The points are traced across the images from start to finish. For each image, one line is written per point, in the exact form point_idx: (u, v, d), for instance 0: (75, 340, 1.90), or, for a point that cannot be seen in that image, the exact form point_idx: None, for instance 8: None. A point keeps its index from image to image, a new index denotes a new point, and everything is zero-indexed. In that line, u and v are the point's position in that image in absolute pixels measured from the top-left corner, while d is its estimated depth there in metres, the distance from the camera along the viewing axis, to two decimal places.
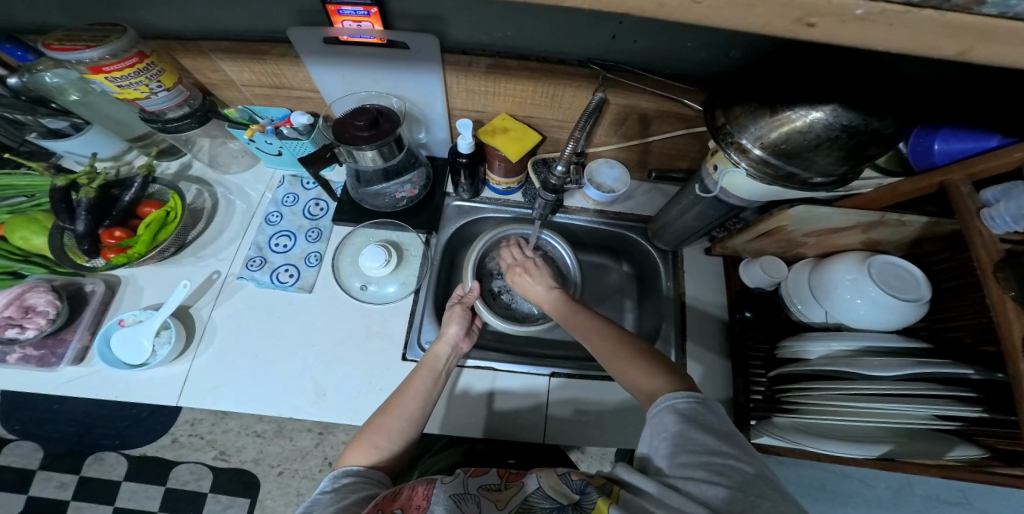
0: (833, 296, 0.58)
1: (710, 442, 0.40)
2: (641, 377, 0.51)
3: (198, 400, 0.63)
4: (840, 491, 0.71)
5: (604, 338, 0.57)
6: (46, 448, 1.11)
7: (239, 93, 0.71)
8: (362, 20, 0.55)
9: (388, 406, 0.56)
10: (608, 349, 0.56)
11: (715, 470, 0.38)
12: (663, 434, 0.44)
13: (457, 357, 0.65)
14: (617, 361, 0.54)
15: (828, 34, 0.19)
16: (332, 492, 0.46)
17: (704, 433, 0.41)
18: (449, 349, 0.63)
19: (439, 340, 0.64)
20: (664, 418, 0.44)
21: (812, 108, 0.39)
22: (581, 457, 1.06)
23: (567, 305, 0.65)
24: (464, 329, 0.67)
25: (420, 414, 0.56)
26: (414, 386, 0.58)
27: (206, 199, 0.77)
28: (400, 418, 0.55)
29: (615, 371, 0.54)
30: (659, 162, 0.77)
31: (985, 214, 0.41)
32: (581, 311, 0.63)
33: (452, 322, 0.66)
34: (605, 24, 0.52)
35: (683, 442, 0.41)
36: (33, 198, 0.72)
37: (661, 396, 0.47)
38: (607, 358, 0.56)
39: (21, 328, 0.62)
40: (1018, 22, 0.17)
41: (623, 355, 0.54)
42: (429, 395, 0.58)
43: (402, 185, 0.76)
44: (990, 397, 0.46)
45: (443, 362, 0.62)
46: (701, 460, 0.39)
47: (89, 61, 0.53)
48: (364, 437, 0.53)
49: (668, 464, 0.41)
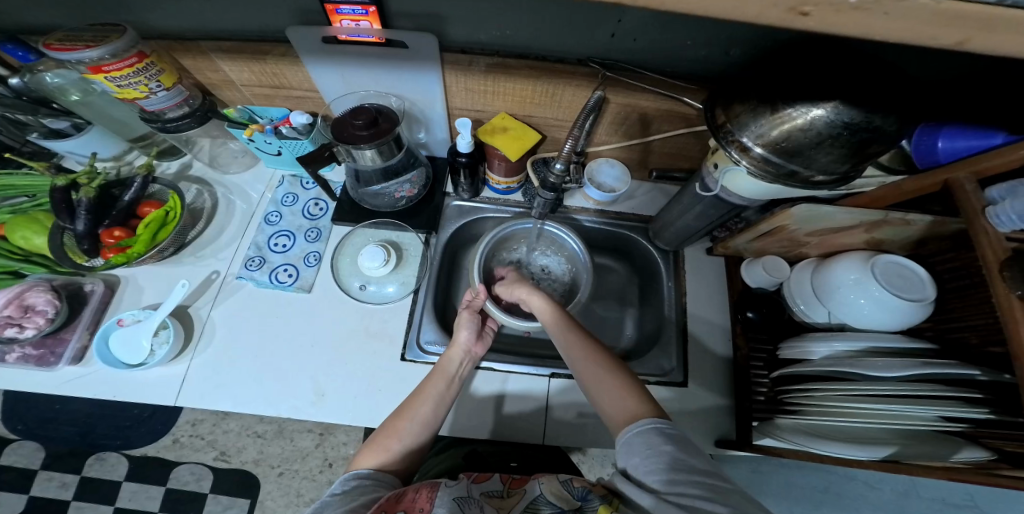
0: (837, 296, 0.57)
1: (699, 464, 0.41)
2: (615, 403, 0.49)
3: (197, 400, 0.63)
4: (843, 494, 0.70)
5: (593, 362, 0.54)
6: (48, 448, 1.11)
7: (239, 93, 0.71)
8: (361, 19, 0.55)
9: (401, 411, 0.55)
10: (599, 375, 0.53)
11: (709, 489, 0.39)
12: (646, 451, 0.42)
13: (471, 363, 0.64)
14: (598, 383, 0.52)
15: (823, 24, 0.19)
16: (343, 494, 0.46)
17: (684, 452, 0.42)
18: (463, 354, 0.62)
19: (453, 346, 0.63)
20: (649, 438, 0.43)
21: (813, 106, 0.39)
22: (582, 458, 1.06)
23: (562, 323, 0.61)
24: (476, 333, 0.65)
25: (433, 417, 0.55)
26: (428, 390, 0.57)
27: (206, 199, 0.77)
28: (412, 421, 0.54)
29: (594, 395, 0.52)
30: (660, 161, 0.77)
31: (991, 213, 0.41)
32: (577, 332, 0.58)
33: (463, 327, 0.64)
34: (604, 23, 0.52)
35: (673, 462, 0.41)
36: (34, 198, 0.72)
37: (641, 420, 0.46)
38: (590, 382, 0.53)
39: (20, 327, 0.62)
40: (1015, 10, 0.17)
41: (607, 377, 0.52)
42: (443, 402, 0.57)
43: (401, 185, 0.75)
44: (998, 399, 0.45)
45: (456, 366, 0.61)
46: (691, 479, 0.40)
47: (89, 60, 0.54)
48: (378, 440, 0.53)
49: (656, 481, 0.40)
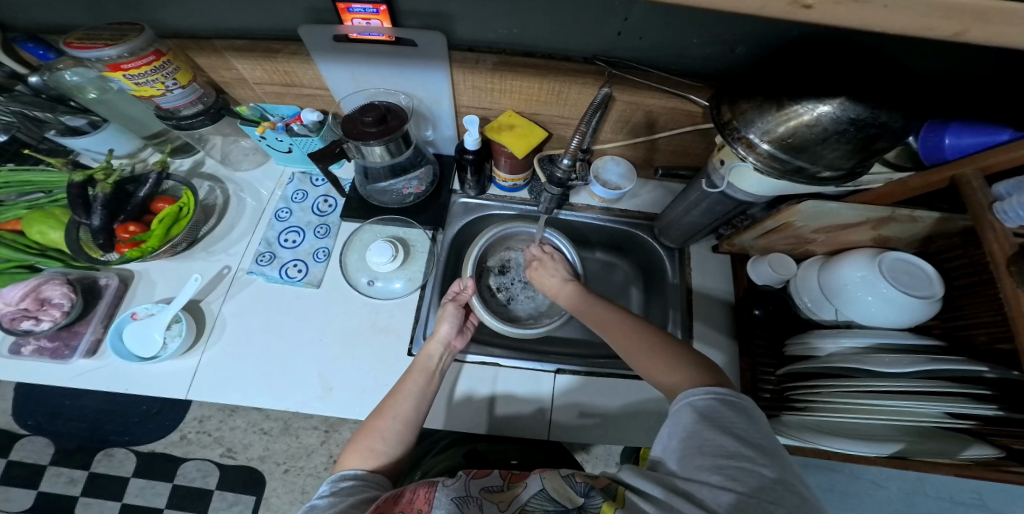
0: (844, 295, 0.57)
1: (727, 444, 0.39)
2: (664, 373, 0.50)
3: (207, 392, 0.64)
4: (849, 492, 0.70)
5: (626, 328, 0.58)
6: (58, 444, 1.13)
7: (252, 91, 0.72)
8: (372, 17, 0.56)
9: (382, 410, 0.56)
10: (638, 351, 0.54)
11: (729, 472, 0.37)
12: (680, 433, 0.43)
13: (451, 356, 0.65)
14: (639, 355, 0.54)
15: (826, 15, 0.19)
16: (331, 496, 0.47)
17: (718, 433, 0.40)
18: (442, 348, 0.63)
19: (431, 340, 0.64)
20: (683, 417, 0.44)
21: (820, 103, 0.39)
22: (586, 457, 1.06)
23: (582, 298, 0.67)
24: (456, 328, 0.67)
25: (414, 415, 0.56)
26: (405, 387, 0.58)
27: (217, 195, 0.78)
28: (393, 420, 0.54)
29: (639, 368, 0.54)
30: (666, 159, 0.77)
31: (997, 209, 0.40)
32: (602, 303, 0.64)
33: (444, 320, 0.66)
34: (611, 21, 0.53)
35: (700, 444, 0.40)
36: (50, 194, 0.73)
37: (687, 391, 0.46)
38: (635, 360, 0.54)
39: (37, 319, 0.64)
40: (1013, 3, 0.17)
41: (645, 348, 0.54)
42: (424, 395, 0.58)
43: (409, 181, 0.76)
44: (1006, 396, 0.45)
45: (436, 361, 0.62)
46: (716, 464, 0.38)
47: (107, 59, 0.55)
48: (360, 440, 0.53)
49: (682, 467, 0.41)
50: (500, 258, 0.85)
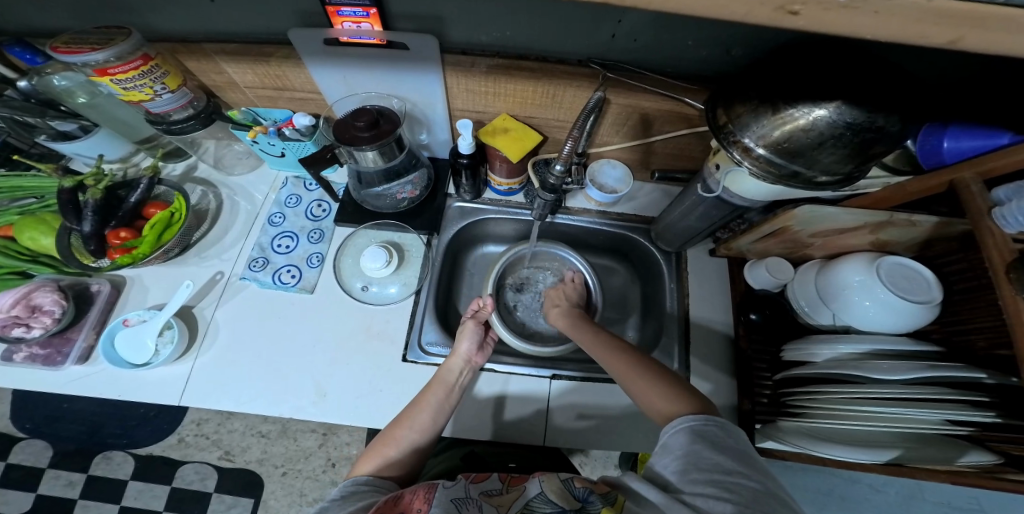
0: (842, 300, 0.57)
1: (724, 462, 0.39)
2: (656, 400, 0.49)
3: (200, 399, 0.64)
4: (847, 497, 0.69)
5: (613, 355, 0.57)
6: (55, 447, 1.13)
7: (243, 95, 0.71)
8: (361, 21, 0.55)
9: (401, 418, 0.56)
10: (634, 373, 0.53)
11: (724, 487, 0.37)
12: (675, 451, 0.42)
13: (473, 372, 0.64)
14: (633, 381, 0.53)
15: (814, 22, 0.19)
16: (343, 498, 0.47)
17: (713, 451, 0.40)
18: (463, 363, 0.63)
19: (453, 355, 0.64)
20: (678, 439, 0.43)
21: (816, 107, 0.39)
22: (584, 460, 1.06)
23: (578, 322, 0.67)
24: (477, 343, 0.66)
25: (432, 426, 0.56)
26: (427, 398, 0.58)
27: (210, 200, 0.77)
28: (411, 429, 0.55)
29: (636, 393, 0.52)
30: (662, 162, 0.76)
31: (997, 214, 0.40)
32: (597, 328, 0.64)
33: (466, 337, 0.65)
34: (605, 23, 0.52)
35: (696, 460, 0.40)
36: (42, 200, 0.73)
37: (675, 419, 0.45)
38: (619, 373, 0.55)
39: (28, 326, 0.63)
40: (1005, 8, 0.17)
41: (636, 373, 0.53)
42: (442, 410, 0.57)
43: (404, 186, 0.75)
44: (1005, 402, 0.45)
45: (456, 375, 0.62)
46: (712, 478, 0.38)
47: (94, 63, 0.54)
48: (377, 448, 0.54)
49: (678, 479, 0.40)
50: (514, 277, 0.84)
